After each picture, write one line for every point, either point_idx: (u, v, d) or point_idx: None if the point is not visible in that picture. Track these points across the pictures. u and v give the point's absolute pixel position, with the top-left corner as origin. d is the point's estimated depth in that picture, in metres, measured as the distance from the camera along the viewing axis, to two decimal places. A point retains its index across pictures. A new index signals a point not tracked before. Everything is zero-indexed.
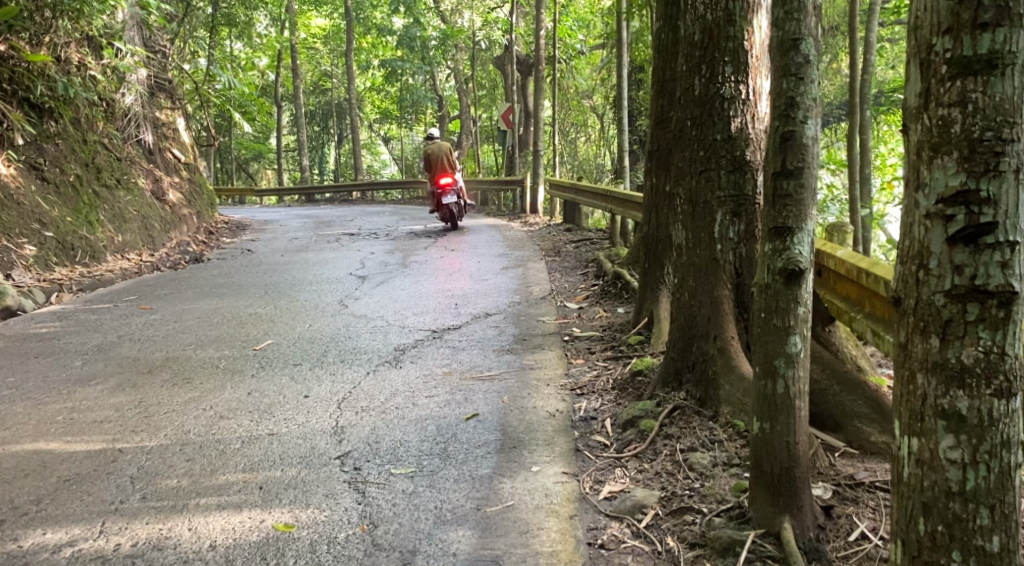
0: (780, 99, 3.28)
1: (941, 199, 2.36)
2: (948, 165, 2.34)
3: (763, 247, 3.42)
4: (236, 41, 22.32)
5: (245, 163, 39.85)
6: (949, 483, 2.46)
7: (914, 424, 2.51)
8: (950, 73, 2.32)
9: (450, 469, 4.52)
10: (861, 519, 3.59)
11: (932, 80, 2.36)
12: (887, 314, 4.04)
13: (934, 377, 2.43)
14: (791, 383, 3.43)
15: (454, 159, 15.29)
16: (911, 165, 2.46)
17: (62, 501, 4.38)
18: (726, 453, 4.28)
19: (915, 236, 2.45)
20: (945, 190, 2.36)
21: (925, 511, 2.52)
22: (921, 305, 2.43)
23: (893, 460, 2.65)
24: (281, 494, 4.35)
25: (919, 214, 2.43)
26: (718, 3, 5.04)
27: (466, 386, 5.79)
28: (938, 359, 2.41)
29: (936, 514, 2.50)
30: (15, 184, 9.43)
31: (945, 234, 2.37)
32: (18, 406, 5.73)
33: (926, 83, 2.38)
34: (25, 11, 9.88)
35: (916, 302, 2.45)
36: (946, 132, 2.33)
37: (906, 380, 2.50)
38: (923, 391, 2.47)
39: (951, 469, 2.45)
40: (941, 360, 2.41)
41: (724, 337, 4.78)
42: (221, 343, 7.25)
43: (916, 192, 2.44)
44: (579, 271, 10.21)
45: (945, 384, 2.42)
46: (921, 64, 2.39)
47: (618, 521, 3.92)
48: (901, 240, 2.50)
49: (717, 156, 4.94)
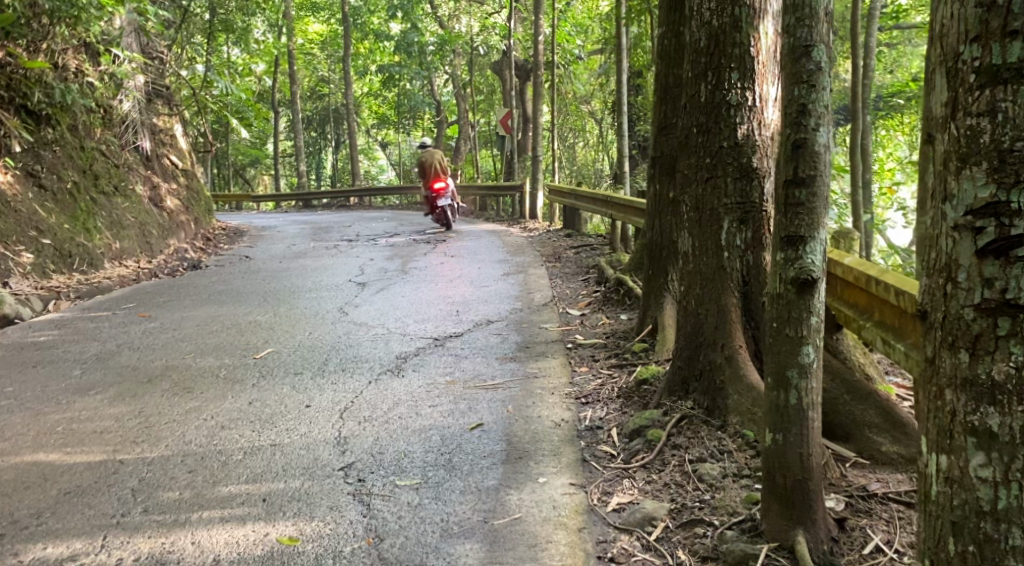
0: (792, 106, 3.26)
1: (969, 211, 2.22)
2: (976, 176, 2.20)
3: (774, 256, 3.41)
4: (234, 46, 22.29)
5: (242, 169, 39.85)
6: (980, 502, 2.26)
7: (943, 440, 2.35)
8: (978, 82, 2.19)
9: (456, 480, 4.48)
10: (875, 532, 3.56)
11: (961, 89, 2.23)
12: (897, 322, 4.00)
13: (964, 393, 2.27)
14: (803, 394, 3.42)
15: (447, 164, 15.90)
16: (940, 177, 2.33)
17: (63, 514, 4.34)
18: (735, 464, 4.26)
19: (943, 248, 2.31)
20: (974, 201, 2.22)
21: (955, 531, 2.34)
22: (950, 319, 2.29)
23: (924, 478, 2.48)
24: (285, 506, 4.30)
25: (947, 226, 2.29)
26: (724, 9, 5.01)
27: (470, 396, 5.74)
28: (967, 375, 2.25)
29: (967, 534, 2.30)
30: (13, 192, 9.38)
31: (974, 246, 2.22)
32: (17, 417, 5.68)
33: (954, 92, 2.25)
34: (23, 17, 9.85)
35: (944, 315, 2.31)
36: (974, 142, 2.20)
37: (934, 396, 2.36)
38: (952, 407, 2.31)
39: (982, 488, 2.26)
40: (970, 376, 2.25)
41: (731, 345, 4.75)
42: (221, 351, 7.19)
43: (944, 203, 2.31)
44: (580, 277, 10.17)
45: (975, 401, 2.25)
46: (948, 73, 2.27)
47: (627, 533, 3.88)
48: (930, 253, 2.38)
49: (724, 163, 4.91)
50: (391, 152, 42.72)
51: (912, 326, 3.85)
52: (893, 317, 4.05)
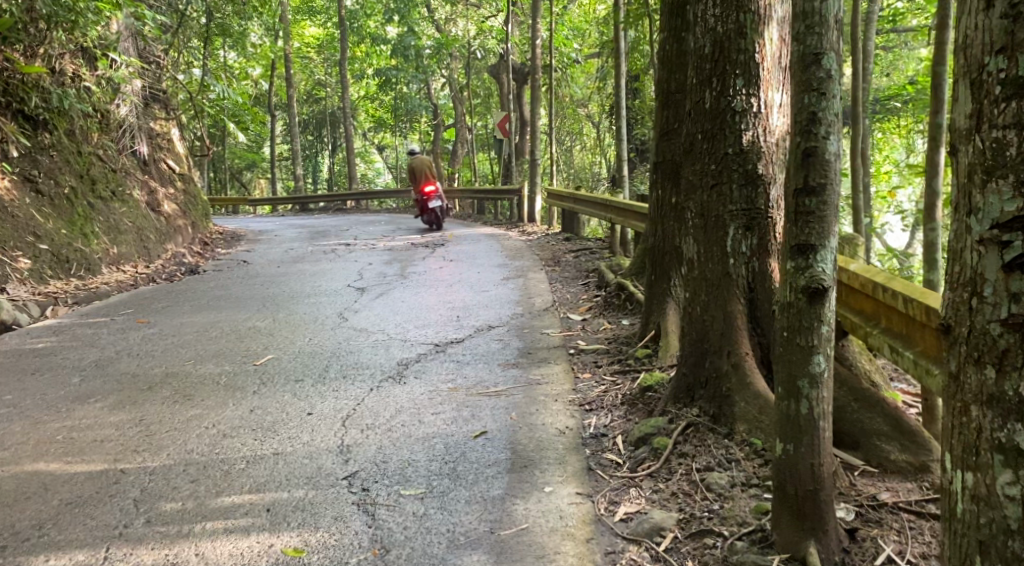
0: (802, 114, 3.36)
1: (996, 224, 2.22)
2: (1002, 189, 2.19)
3: (785, 264, 3.50)
4: (230, 50, 22.23)
5: (238, 172, 39.75)
6: (1008, 522, 2.25)
7: (968, 458, 2.34)
8: (1004, 93, 2.18)
9: (461, 490, 4.46)
10: (887, 542, 3.60)
11: (985, 100, 2.23)
12: (905, 330, 4.00)
13: (991, 411, 2.27)
14: (814, 404, 3.50)
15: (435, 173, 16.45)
16: (962, 189, 2.33)
17: (65, 526, 4.31)
18: (743, 473, 4.25)
19: (967, 262, 2.31)
20: (1000, 215, 2.21)
21: (982, 551, 2.33)
22: (975, 334, 2.28)
23: (945, 495, 2.47)
24: (289, 517, 4.28)
25: (971, 239, 2.29)
26: (729, 16, 5.00)
27: (473, 403, 5.71)
28: (994, 392, 2.25)
29: (994, 553, 2.30)
30: (10, 198, 9.31)
31: (1001, 260, 2.22)
32: (16, 425, 5.64)
33: (978, 103, 2.25)
34: (21, 22, 9.79)
35: (969, 330, 2.30)
36: (1000, 154, 2.19)
37: (958, 412, 2.35)
38: (978, 424, 2.31)
39: (1011, 506, 2.25)
40: (997, 393, 2.25)
41: (738, 352, 4.75)
42: (222, 358, 7.16)
43: (968, 216, 2.30)
44: (580, 281, 10.14)
45: (1002, 418, 2.25)
46: (972, 83, 2.26)
47: (636, 544, 3.90)
48: (952, 266, 2.36)
49: (729, 169, 4.93)
50: (387, 155, 42.64)
51: (921, 335, 3.84)
52: (901, 325, 4.04)
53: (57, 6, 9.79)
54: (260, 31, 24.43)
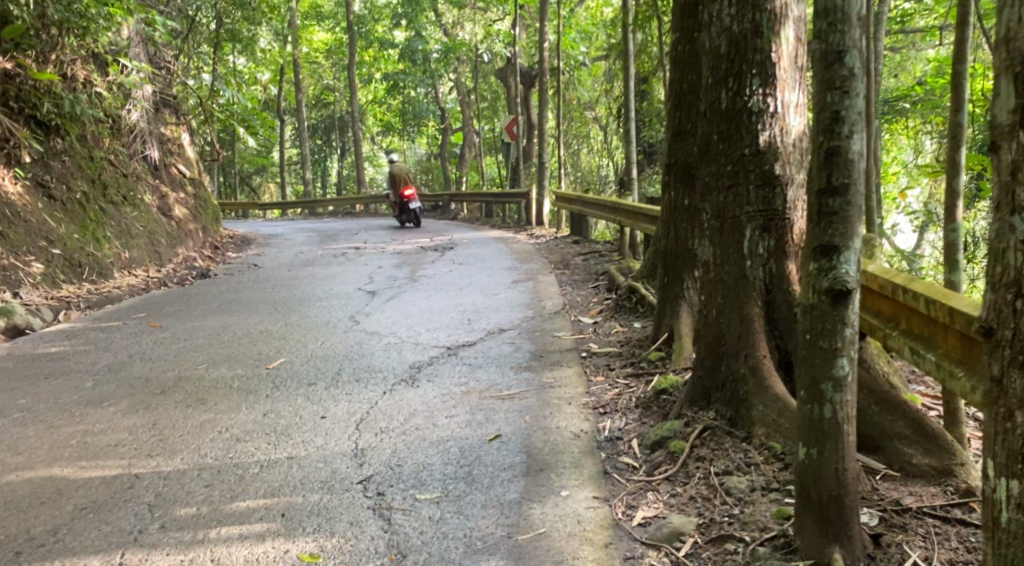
0: (825, 112, 3.39)
1: None
2: None
3: (807, 266, 3.52)
4: (239, 54, 22.24)
5: (248, 177, 39.87)
6: None
7: (1013, 465, 2.57)
8: None
9: (477, 494, 4.42)
10: (912, 548, 3.58)
11: None
12: (927, 331, 3.95)
13: None
14: (838, 407, 3.49)
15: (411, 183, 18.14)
16: (1004, 187, 2.56)
17: (79, 531, 4.30)
18: (763, 477, 4.21)
19: (1011, 263, 2.54)
20: None
21: None
22: (1019, 337, 2.51)
23: (985, 502, 2.69)
24: (305, 522, 4.25)
25: (1015, 239, 2.52)
26: (744, 15, 4.98)
27: (487, 406, 5.67)
28: None
29: None
30: (22, 202, 9.38)
31: None
32: (31, 430, 5.64)
33: (1020, 99, 2.48)
34: (33, 28, 9.82)
35: (1013, 332, 2.53)
36: None
37: (1001, 418, 2.58)
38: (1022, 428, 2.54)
39: None
40: None
41: (755, 355, 4.70)
42: (235, 361, 7.14)
43: (1011, 215, 2.54)
44: (590, 284, 10.09)
45: None
46: (1015, 79, 2.50)
47: (655, 549, 3.89)
48: (994, 267, 2.60)
49: (746, 170, 4.89)
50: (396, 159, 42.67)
51: (944, 336, 3.80)
52: (922, 326, 3.99)
53: (69, 11, 9.83)
54: (270, 36, 24.49)
